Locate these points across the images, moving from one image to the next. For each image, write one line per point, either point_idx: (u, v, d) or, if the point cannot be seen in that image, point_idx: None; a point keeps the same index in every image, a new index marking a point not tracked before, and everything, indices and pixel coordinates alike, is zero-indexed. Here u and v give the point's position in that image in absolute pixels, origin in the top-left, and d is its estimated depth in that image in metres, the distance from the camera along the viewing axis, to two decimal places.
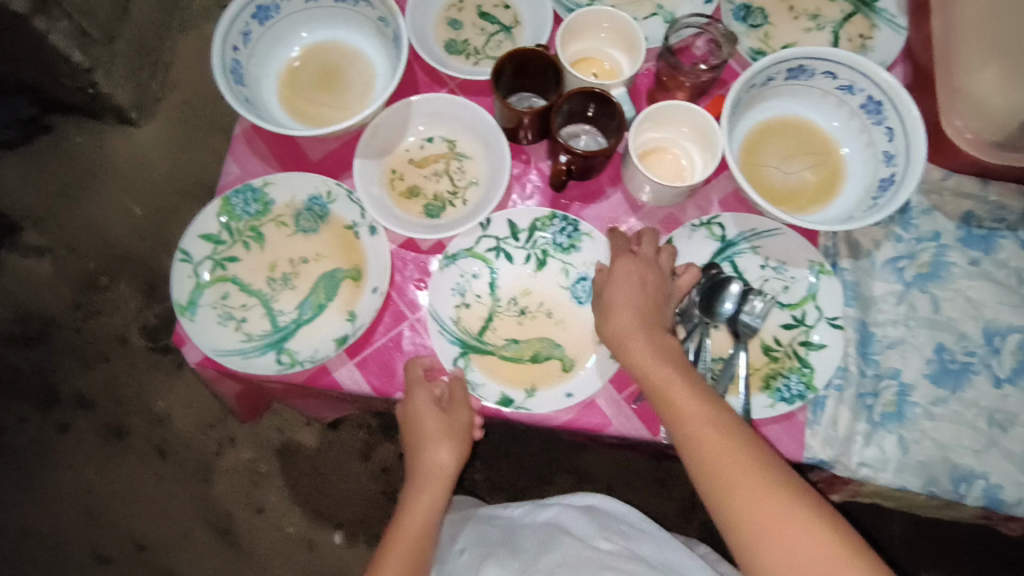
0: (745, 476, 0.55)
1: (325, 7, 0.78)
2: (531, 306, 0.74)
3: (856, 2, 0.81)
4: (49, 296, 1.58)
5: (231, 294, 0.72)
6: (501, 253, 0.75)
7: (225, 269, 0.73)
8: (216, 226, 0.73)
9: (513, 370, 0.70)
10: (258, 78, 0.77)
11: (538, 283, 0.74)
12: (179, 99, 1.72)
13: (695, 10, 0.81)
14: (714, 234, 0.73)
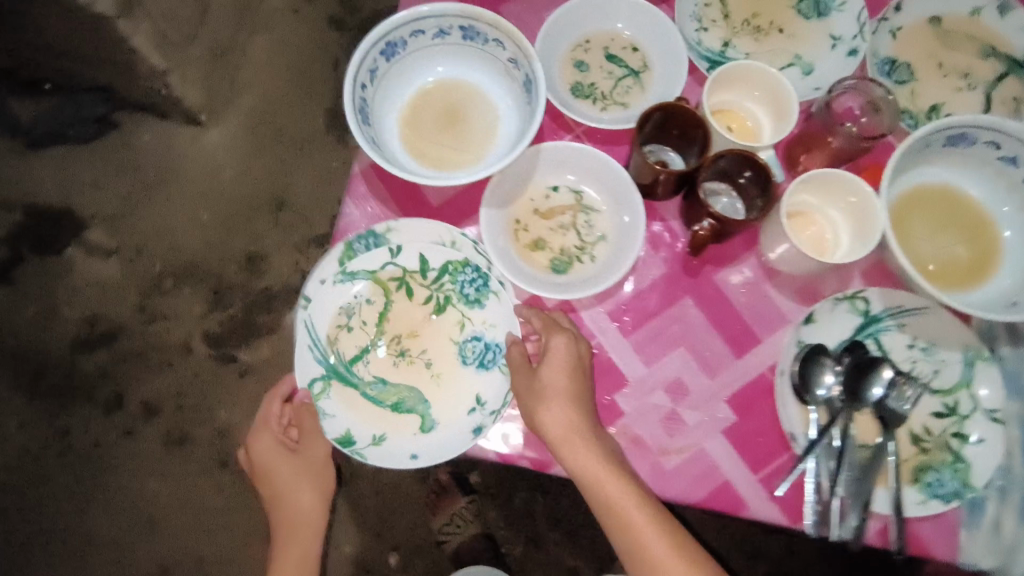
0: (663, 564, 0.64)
1: (453, 43, 0.74)
2: (415, 349, 0.71)
3: (1009, 62, 0.77)
4: (115, 299, 1.59)
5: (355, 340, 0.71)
6: (403, 287, 0.71)
7: (346, 315, 0.71)
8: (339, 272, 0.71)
9: (369, 409, 0.69)
10: (381, 116, 0.74)
11: (428, 328, 0.71)
12: (249, 101, 1.67)
13: (837, 67, 0.76)
14: (856, 309, 0.69)
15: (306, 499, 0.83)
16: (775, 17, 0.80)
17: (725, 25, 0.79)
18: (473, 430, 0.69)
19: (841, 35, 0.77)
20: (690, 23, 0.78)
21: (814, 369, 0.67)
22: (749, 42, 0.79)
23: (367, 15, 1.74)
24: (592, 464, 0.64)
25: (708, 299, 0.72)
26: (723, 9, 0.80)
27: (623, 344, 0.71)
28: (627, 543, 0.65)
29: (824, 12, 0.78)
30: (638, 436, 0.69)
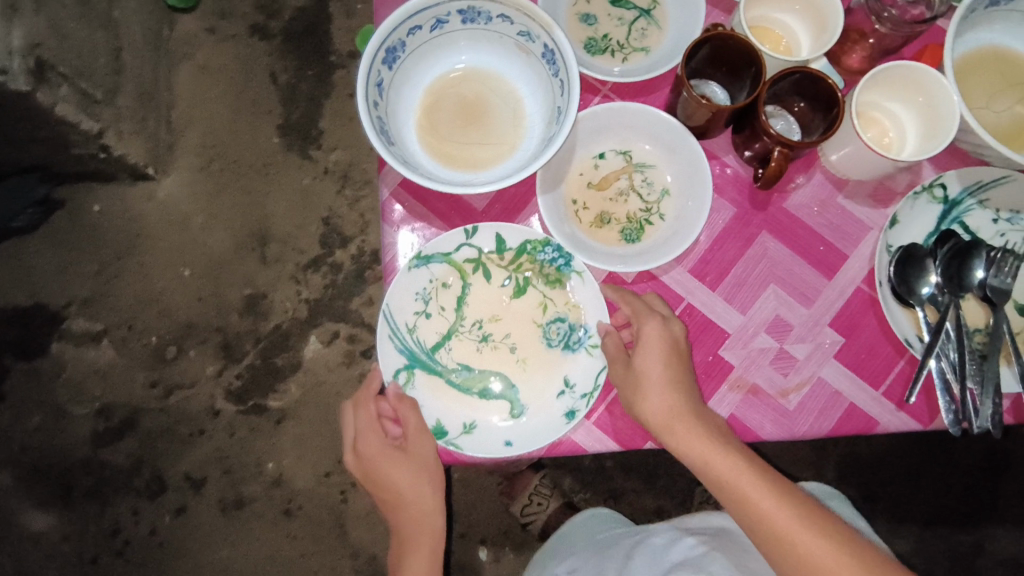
0: (802, 530, 0.56)
1: (452, 31, 0.67)
2: (498, 335, 0.64)
3: None
4: (122, 383, 1.49)
5: (443, 359, 0.63)
6: (480, 270, 0.65)
7: (428, 335, 0.63)
8: (411, 295, 0.63)
9: (457, 400, 0.63)
10: (400, 131, 0.67)
11: (510, 311, 0.65)
12: (194, 138, 1.55)
13: None
14: (936, 197, 0.66)
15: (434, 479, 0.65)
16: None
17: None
18: (565, 415, 0.62)
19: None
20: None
21: (914, 270, 0.65)
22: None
23: (290, 13, 1.59)
24: (712, 436, 0.60)
25: (785, 227, 0.68)
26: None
27: (714, 298, 0.67)
28: (747, 520, 0.58)
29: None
30: (755, 385, 0.65)
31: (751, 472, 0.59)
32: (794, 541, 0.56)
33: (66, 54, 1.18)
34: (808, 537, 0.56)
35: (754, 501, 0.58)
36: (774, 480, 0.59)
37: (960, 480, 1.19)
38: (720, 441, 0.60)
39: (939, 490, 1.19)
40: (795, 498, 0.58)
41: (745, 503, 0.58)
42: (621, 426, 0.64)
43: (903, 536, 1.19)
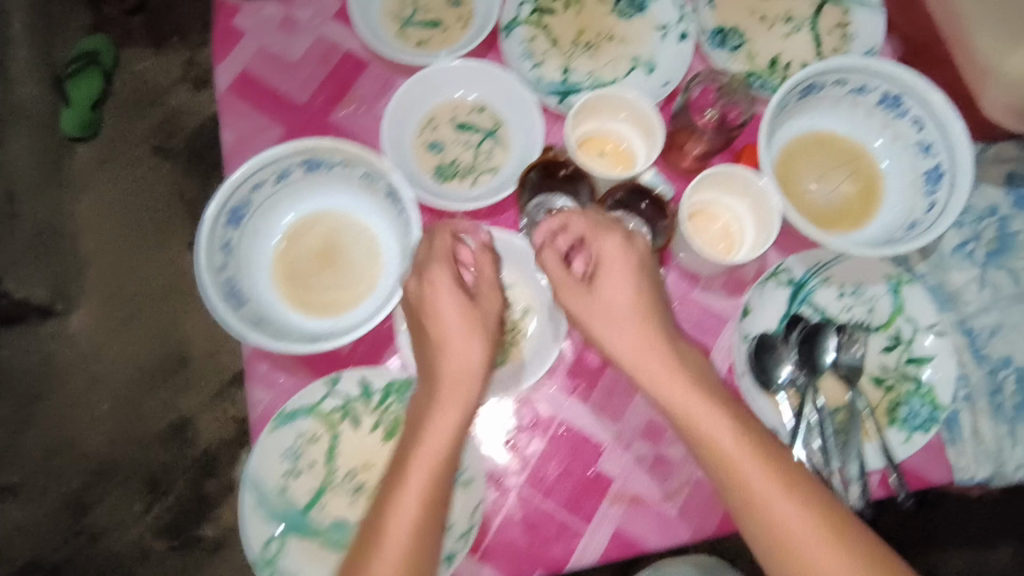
0: (781, 502, 0.50)
1: (296, 181, 0.69)
2: (371, 484, 0.63)
3: None
4: (43, 535, 1.41)
5: (315, 519, 0.62)
6: (348, 417, 0.64)
7: (298, 495, 0.62)
8: (278, 456, 0.63)
9: (334, 559, 0.61)
10: (256, 286, 0.67)
11: (383, 455, 0.64)
12: (102, 267, 1.53)
13: (675, 52, 0.77)
14: (782, 282, 0.70)
15: (469, 366, 0.60)
16: (600, 27, 0.79)
17: (557, 52, 0.78)
18: (445, 559, 0.61)
19: (666, 24, 0.78)
20: (524, 63, 0.77)
21: (771, 359, 0.67)
22: (585, 59, 0.78)
23: (188, 132, 1.62)
24: (681, 379, 0.55)
25: None
26: (549, 35, 0.78)
27: (585, 410, 0.68)
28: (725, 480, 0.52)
29: (643, 6, 0.79)
30: (636, 494, 0.66)
31: (733, 434, 0.52)
32: (768, 507, 0.50)
33: None
34: (787, 504, 0.50)
35: (731, 464, 0.52)
36: (763, 448, 0.52)
37: None
38: (706, 398, 0.54)
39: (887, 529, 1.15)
40: (785, 467, 0.52)
41: (725, 470, 0.52)
42: (507, 556, 0.64)
43: None
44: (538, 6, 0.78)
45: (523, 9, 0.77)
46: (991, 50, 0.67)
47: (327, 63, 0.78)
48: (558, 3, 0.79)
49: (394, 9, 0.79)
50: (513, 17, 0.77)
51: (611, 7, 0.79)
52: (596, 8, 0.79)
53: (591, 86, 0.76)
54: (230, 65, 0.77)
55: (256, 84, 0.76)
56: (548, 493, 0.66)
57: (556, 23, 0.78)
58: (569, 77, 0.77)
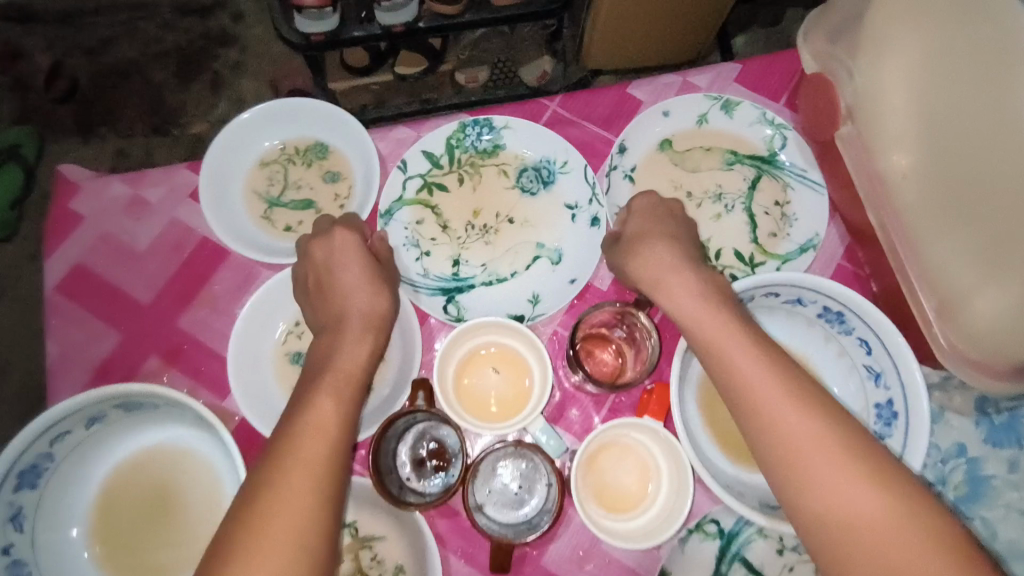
0: (821, 454, 0.44)
1: (116, 420, 0.58)
2: None
3: (755, 163, 0.69)
4: None
5: None
6: None
7: None
8: None
9: None
10: (61, 551, 0.56)
11: None
12: (19, 376, 1.44)
13: (584, 239, 0.67)
14: (709, 534, 0.57)
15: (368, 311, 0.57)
16: (500, 206, 0.69)
17: (448, 238, 0.68)
18: None
19: (577, 203, 0.68)
20: (410, 253, 0.67)
21: None
22: (481, 247, 0.68)
23: None
24: (723, 317, 0.51)
25: None
26: (440, 217, 0.68)
27: None
28: (762, 430, 0.46)
29: (549, 180, 0.69)
30: None
31: (783, 393, 0.46)
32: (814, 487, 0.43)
33: None
34: (830, 461, 0.43)
35: (794, 439, 0.44)
36: (809, 400, 0.46)
37: None
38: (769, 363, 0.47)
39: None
40: (829, 417, 0.45)
41: (786, 449, 0.44)
42: None
43: None
44: (428, 181, 0.68)
45: (409, 188, 0.68)
46: (957, 281, 0.52)
47: (180, 253, 0.66)
48: (451, 178, 0.69)
49: (260, 188, 0.68)
50: (397, 198, 0.68)
51: (512, 180, 0.69)
52: (495, 181, 0.69)
53: (486, 280, 0.67)
54: (58, 262, 0.65)
55: (94, 280, 0.65)
56: None
57: (448, 203, 0.69)
58: (461, 269, 0.67)
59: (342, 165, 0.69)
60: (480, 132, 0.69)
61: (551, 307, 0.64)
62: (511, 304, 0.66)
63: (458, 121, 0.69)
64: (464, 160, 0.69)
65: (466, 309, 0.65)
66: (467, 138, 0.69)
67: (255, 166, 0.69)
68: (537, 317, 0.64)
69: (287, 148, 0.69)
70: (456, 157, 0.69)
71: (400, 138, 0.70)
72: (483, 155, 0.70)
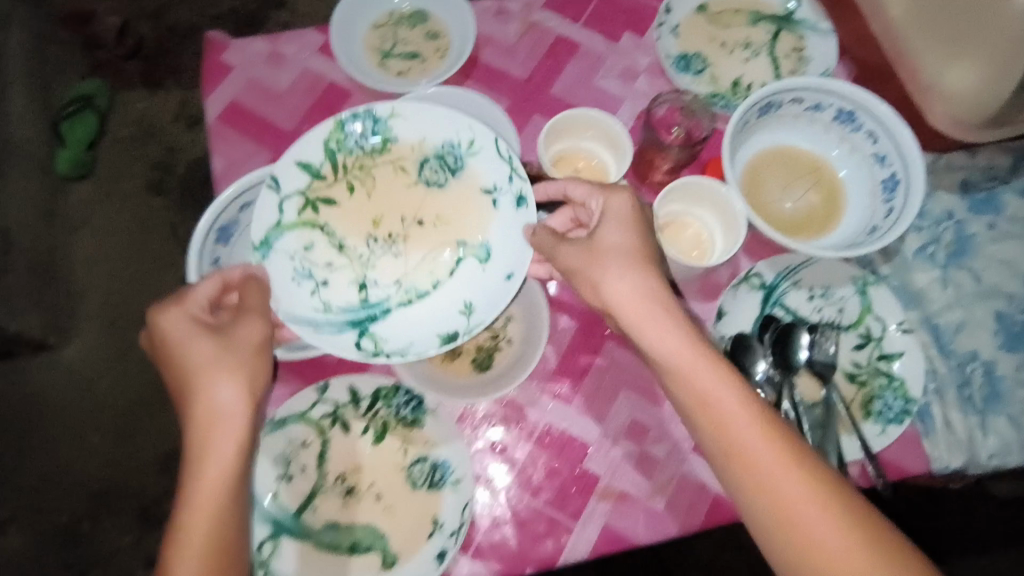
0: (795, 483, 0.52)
1: None
2: (361, 487, 0.67)
3: (775, 20, 0.86)
4: (39, 562, 1.43)
5: (292, 544, 0.64)
6: (338, 422, 0.68)
7: (290, 490, 0.65)
8: (278, 438, 0.67)
9: (328, 560, 0.64)
10: None
11: (373, 459, 0.68)
12: (98, 301, 1.57)
13: (292, 313, 0.67)
14: (754, 286, 0.74)
15: (227, 404, 0.56)
16: (401, 213, 0.72)
17: (348, 259, 0.71)
18: (436, 557, 0.64)
19: (495, 186, 0.71)
20: (303, 287, 0.69)
21: (745, 357, 0.70)
22: (391, 260, 0.72)
23: (181, 170, 1.67)
24: (710, 360, 0.57)
25: (626, 333, 0.73)
26: (334, 238, 0.71)
27: (570, 412, 0.71)
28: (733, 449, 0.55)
29: (455, 167, 0.72)
30: (623, 491, 0.69)
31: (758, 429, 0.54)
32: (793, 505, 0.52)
33: None
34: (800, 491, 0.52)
35: (786, 502, 0.52)
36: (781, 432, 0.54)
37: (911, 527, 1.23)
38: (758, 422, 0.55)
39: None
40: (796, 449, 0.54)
41: (782, 510, 0.52)
42: (496, 555, 0.66)
43: None
44: (309, 198, 0.70)
45: (288, 212, 0.69)
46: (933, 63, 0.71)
47: (314, 93, 0.82)
48: (337, 190, 0.71)
49: (374, 43, 0.85)
50: (275, 224, 0.69)
51: (413, 176, 0.72)
52: (392, 180, 0.72)
53: (402, 301, 0.71)
54: (217, 98, 0.80)
55: (246, 113, 0.80)
56: (535, 491, 0.68)
57: (338, 223, 0.71)
58: (369, 295, 0.70)
59: (440, 26, 0.86)
60: (364, 132, 0.71)
61: (484, 309, 0.68)
62: (442, 324, 0.69)
63: (334, 121, 0.70)
64: (349, 165, 0.71)
65: (382, 342, 0.68)
66: (344, 143, 0.71)
67: (369, 29, 0.85)
68: (472, 326, 0.68)
69: (397, 14, 0.87)
70: (339, 163, 0.71)
71: (485, 7, 0.87)
72: (371, 159, 0.72)
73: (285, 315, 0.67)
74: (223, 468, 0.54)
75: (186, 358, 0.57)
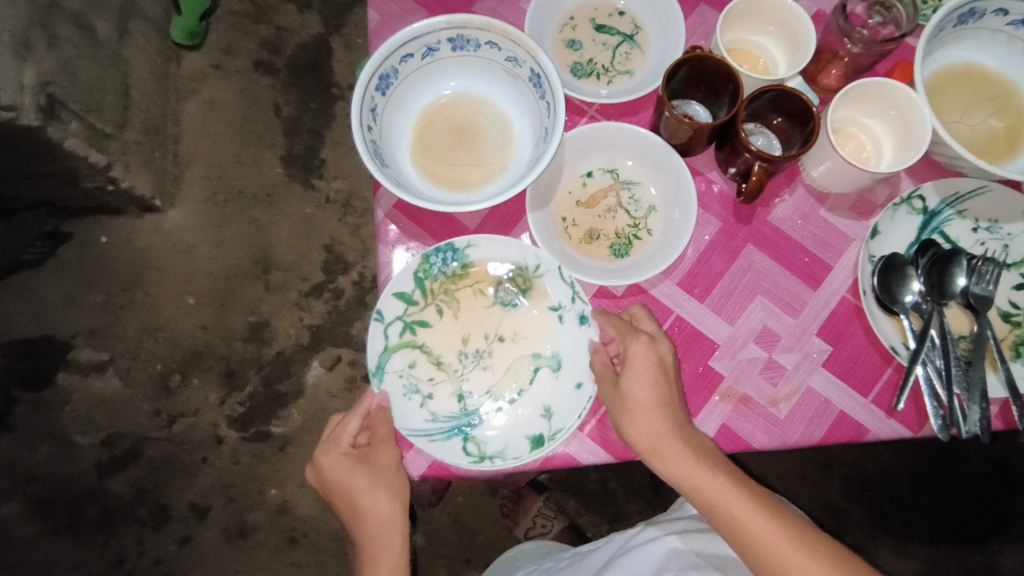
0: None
1: (442, 58, 0.70)
2: (483, 351, 0.65)
3: None
4: (127, 415, 1.44)
5: (419, 363, 0.64)
6: (468, 294, 0.66)
7: (415, 333, 0.65)
8: (410, 283, 0.65)
9: (448, 412, 0.63)
10: (394, 156, 0.70)
11: (498, 332, 0.66)
12: (202, 168, 1.53)
13: (414, 426, 0.62)
14: (915, 209, 0.69)
15: (386, 515, 0.63)
16: (488, 326, 0.66)
17: (445, 374, 0.64)
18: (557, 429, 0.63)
19: (559, 305, 0.66)
20: (412, 403, 0.63)
21: (895, 278, 0.67)
22: (482, 373, 0.65)
23: (293, 49, 1.59)
24: (722, 473, 0.59)
25: (770, 239, 0.70)
26: (430, 354, 0.64)
27: (704, 310, 0.69)
28: (753, 554, 0.57)
29: (524, 288, 0.66)
30: (744, 395, 0.66)
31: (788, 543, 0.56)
32: None
33: (76, 91, 1.15)
34: None
35: None
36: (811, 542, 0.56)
37: (964, 486, 1.27)
38: (769, 517, 0.57)
39: (921, 510, 1.26)
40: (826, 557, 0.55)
41: None
42: (613, 439, 0.65)
43: (910, 554, 1.25)
44: (407, 322, 0.64)
45: (392, 334, 0.64)
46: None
47: None
48: (429, 312, 0.65)
49: None
50: (382, 348, 0.63)
51: (491, 298, 0.66)
52: (476, 299, 0.66)
53: (498, 408, 0.64)
54: None
55: None
56: None
57: (435, 339, 0.65)
58: (468, 403, 0.64)
59: None
60: (445, 257, 0.65)
61: (569, 420, 0.63)
62: (527, 425, 0.64)
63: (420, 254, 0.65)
64: (436, 290, 0.65)
65: (484, 446, 0.63)
66: (433, 265, 0.65)
67: None
68: (559, 434, 0.63)
69: None
70: (427, 288, 0.65)
71: None
72: (454, 281, 0.66)
73: (403, 433, 0.61)
74: (398, 557, 0.63)
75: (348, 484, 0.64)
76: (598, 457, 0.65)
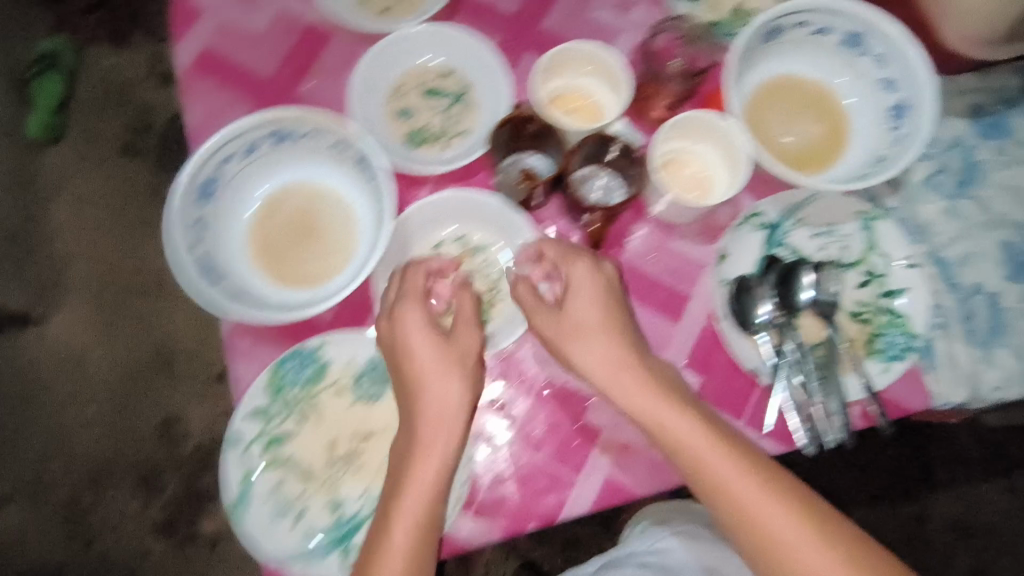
0: (761, 509, 0.53)
1: (264, 153, 0.67)
2: (354, 455, 0.62)
3: None
4: (37, 545, 1.30)
5: (287, 481, 0.61)
6: (330, 397, 0.63)
7: (278, 450, 0.62)
8: (265, 398, 0.62)
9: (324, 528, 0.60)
10: (232, 262, 0.66)
11: (367, 431, 0.63)
12: (82, 260, 1.38)
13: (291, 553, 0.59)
14: (758, 225, 0.71)
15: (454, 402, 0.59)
16: (356, 425, 0.63)
17: (317, 487, 0.61)
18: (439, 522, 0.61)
19: None
20: (282, 526, 0.60)
21: (746, 300, 0.68)
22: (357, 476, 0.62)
23: None
24: (670, 399, 0.58)
25: (626, 279, 0.71)
26: (298, 467, 0.62)
27: None
28: (707, 484, 0.55)
29: (389, 378, 0.64)
30: (625, 443, 0.66)
31: (741, 475, 0.55)
32: (775, 539, 0.52)
33: None
34: (778, 519, 0.53)
35: (774, 537, 0.52)
36: (763, 471, 0.55)
37: None
38: (746, 470, 0.55)
39: None
40: (779, 486, 0.54)
41: (766, 546, 0.53)
42: (499, 512, 0.65)
43: None
44: (268, 439, 0.62)
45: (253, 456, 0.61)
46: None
47: (289, 36, 0.76)
48: (291, 423, 0.62)
49: None
50: (245, 473, 0.61)
51: (355, 395, 0.64)
52: (340, 399, 0.64)
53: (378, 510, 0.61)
54: (190, 42, 0.74)
55: (215, 60, 0.74)
56: (537, 447, 0.66)
57: (301, 450, 0.62)
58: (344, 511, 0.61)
59: None
60: (299, 363, 0.63)
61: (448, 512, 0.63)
62: None
63: (270, 365, 0.62)
64: (295, 399, 0.63)
65: None
66: (286, 378, 0.62)
67: None
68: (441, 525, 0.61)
69: None
70: (286, 399, 0.62)
71: None
72: (311, 389, 0.63)
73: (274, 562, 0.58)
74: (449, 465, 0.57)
75: (411, 356, 0.60)
76: (489, 536, 0.64)
